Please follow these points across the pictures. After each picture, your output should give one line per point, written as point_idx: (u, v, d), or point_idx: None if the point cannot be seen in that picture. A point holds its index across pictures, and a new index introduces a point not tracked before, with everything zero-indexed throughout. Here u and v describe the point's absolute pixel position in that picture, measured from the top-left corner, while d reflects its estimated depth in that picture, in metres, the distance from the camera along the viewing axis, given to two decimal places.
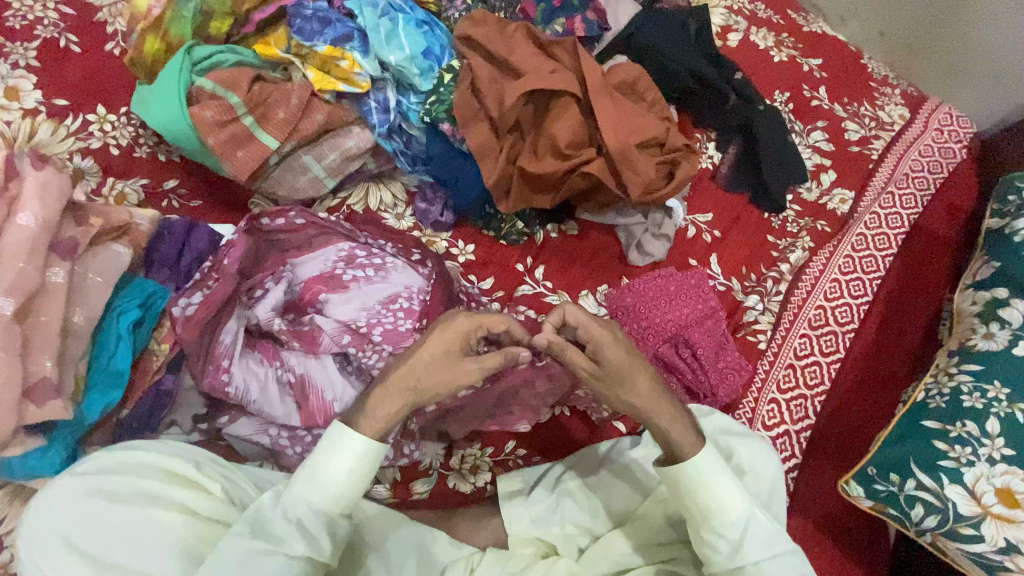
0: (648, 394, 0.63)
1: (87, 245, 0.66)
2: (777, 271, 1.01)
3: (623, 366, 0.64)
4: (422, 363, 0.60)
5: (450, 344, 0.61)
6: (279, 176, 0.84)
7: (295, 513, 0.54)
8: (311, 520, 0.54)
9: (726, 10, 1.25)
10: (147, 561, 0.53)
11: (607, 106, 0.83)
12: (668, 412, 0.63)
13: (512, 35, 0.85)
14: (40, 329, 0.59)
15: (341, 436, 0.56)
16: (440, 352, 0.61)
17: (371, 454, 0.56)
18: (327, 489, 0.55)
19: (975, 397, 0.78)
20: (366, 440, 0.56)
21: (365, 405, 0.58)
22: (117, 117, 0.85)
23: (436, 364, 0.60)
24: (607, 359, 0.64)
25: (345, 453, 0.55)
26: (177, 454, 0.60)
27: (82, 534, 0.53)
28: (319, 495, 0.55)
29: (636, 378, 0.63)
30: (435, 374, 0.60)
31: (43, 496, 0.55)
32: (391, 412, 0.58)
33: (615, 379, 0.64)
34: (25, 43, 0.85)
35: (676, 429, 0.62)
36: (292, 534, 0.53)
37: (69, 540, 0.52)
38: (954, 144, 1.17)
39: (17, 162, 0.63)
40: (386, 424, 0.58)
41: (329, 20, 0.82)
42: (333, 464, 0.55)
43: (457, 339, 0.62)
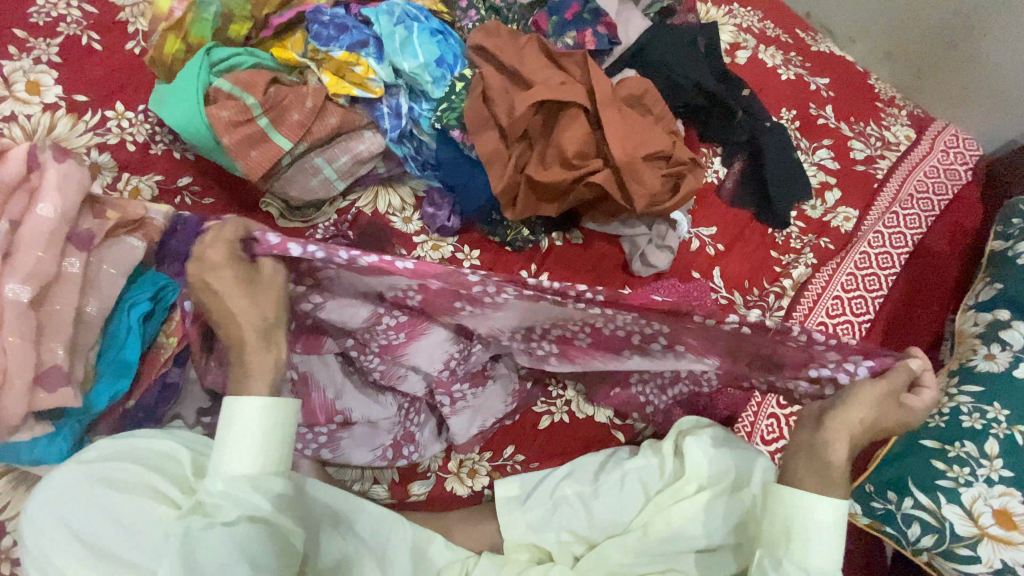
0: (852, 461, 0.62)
1: (102, 237, 0.67)
2: (779, 285, 1.02)
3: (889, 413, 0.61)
4: (246, 319, 0.61)
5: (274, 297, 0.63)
6: (290, 177, 0.84)
7: (217, 487, 0.53)
8: (237, 488, 0.53)
9: (736, 28, 1.27)
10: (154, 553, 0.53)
11: (615, 119, 0.84)
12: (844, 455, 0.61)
13: (524, 47, 0.87)
14: (53, 317, 0.60)
15: (231, 405, 0.55)
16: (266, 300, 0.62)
17: (267, 410, 0.55)
18: (239, 454, 0.54)
19: (974, 418, 0.79)
20: (261, 400, 0.55)
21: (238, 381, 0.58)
22: (135, 115, 0.87)
23: (246, 313, 0.62)
24: (886, 399, 0.61)
25: (236, 418, 0.54)
26: (181, 446, 0.61)
27: (89, 527, 0.53)
28: (237, 460, 0.54)
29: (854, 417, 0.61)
30: (236, 326, 0.61)
31: (48, 486, 0.55)
32: (261, 363, 0.60)
33: (883, 413, 0.61)
34: (48, 39, 0.88)
35: (843, 466, 0.60)
36: (222, 503, 0.53)
37: (75, 533, 0.52)
38: (959, 165, 1.18)
39: (39, 154, 0.65)
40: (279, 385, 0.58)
41: (346, 27, 0.84)
42: (233, 428, 0.54)
43: (266, 285, 0.63)
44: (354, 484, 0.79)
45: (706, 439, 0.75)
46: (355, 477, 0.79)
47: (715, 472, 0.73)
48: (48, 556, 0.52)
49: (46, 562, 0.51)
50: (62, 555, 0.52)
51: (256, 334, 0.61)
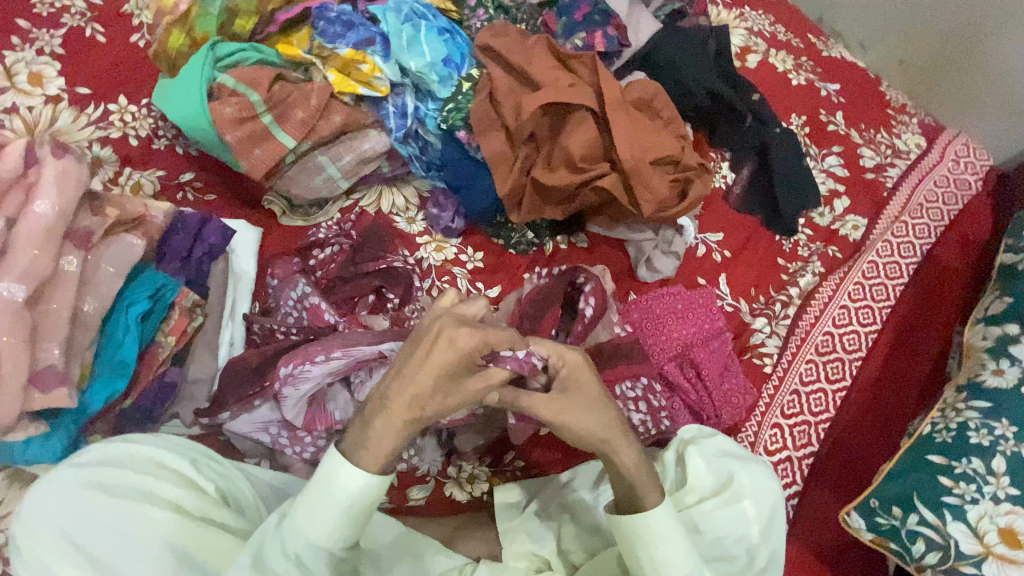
0: (635, 463, 0.61)
1: (101, 235, 0.66)
2: (786, 294, 1.01)
3: (589, 390, 0.61)
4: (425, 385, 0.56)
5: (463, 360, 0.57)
6: (293, 175, 0.84)
7: (291, 549, 0.54)
8: (308, 556, 0.55)
9: (747, 31, 1.25)
10: (152, 559, 0.52)
11: (624, 122, 0.83)
12: (627, 450, 0.61)
13: (532, 47, 0.85)
14: (50, 316, 0.59)
15: (338, 471, 0.54)
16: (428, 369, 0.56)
17: (371, 487, 0.55)
18: (321, 526, 0.54)
19: (981, 434, 0.78)
20: (367, 475, 0.54)
21: (364, 439, 0.55)
22: (138, 109, 0.86)
23: (434, 389, 0.56)
24: (570, 384, 0.61)
25: (342, 489, 0.54)
26: (174, 449, 0.60)
27: (85, 535, 0.52)
28: (317, 532, 0.54)
29: (543, 414, 0.59)
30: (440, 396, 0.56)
31: (40, 497, 0.54)
32: (382, 435, 0.55)
33: (581, 409, 0.60)
34: (51, 30, 0.87)
35: (635, 472, 0.61)
36: (290, 570, 0.54)
37: (71, 542, 0.51)
38: (969, 175, 1.17)
39: (38, 150, 0.63)
40: (384, 457, 0.55)
41: (353, 24, 0.83)
42: (331, 499, 0.54)
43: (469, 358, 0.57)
44: None
45: (710, 449, 0.74)
46: None
47: (718, 483, 0.72)
48: (47, 567, 0.51)
49: (43, 572, 0.50)
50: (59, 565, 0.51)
51: (407, 417, 0.55)
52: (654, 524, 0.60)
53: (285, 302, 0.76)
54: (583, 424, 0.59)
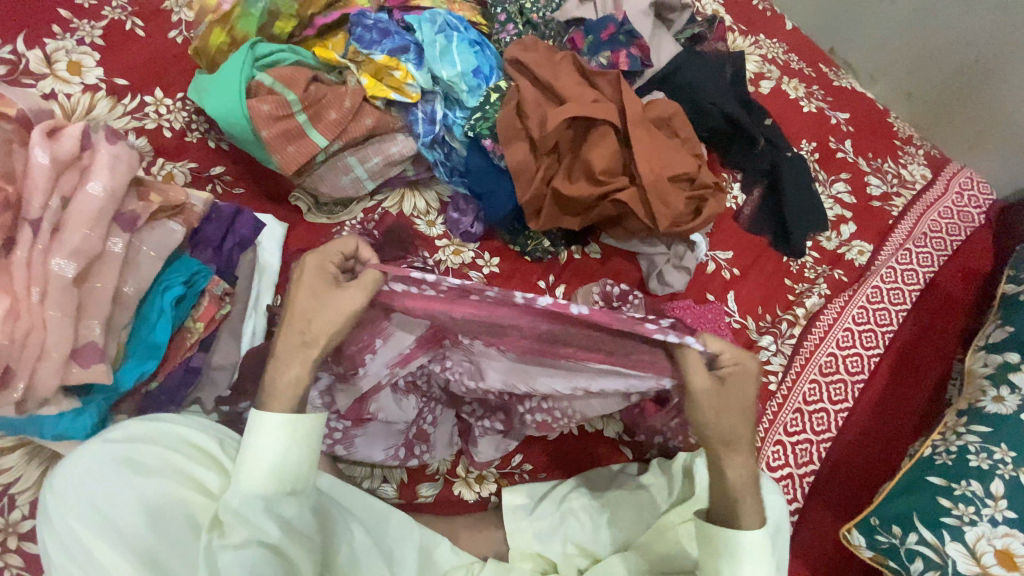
0: (745, 475, 0.63)
1: (146, 219, 0.68)
2: (792, 314, 1.03)
3: (742, 397, 0.63)
4: (298, 313, 0.59)
5: (314, 285, 0.60)
6: (322, 173, 0.86)
7: (232, 506, 0.54)
8: (247, 509, 0.54)
9: (761, 58, 1.29)
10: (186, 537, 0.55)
11: (645, 139, 0.86)
12: (743, 462, 0.64)
13: (559, 63, 0.89)
14: (94, 295, 0.61)
15: (254, 421, 0.55)
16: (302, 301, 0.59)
17: (286, 428, 0.55)
18: (256, 472, 0.54)
19: (981, 457, 0.80)
20: (279, 415, 0.55)
21: (270, 382, 0.57)
22: (173, 102, 0.89)
23: (310, 313, 0.59)
24: (731, 394, 0.63)
25: (256, 431, 0.55)
26: (203, 430, 0.62)
27: (122, 515, 0.53)
28: (248, 480, 0.54)
29: (697, 386, 0.62)
30: (314, 322, 0.59)
31: (70, 478, 0.53)
32: (284, 369, 0.58)
33: (735, 415, 0.62)
34: (93, 22, 0.90)
35: (740, 485, 0.63)
36: (234, 526, 0.54)
37: (110, 522, 0.52)
38: (973, 208, 1.20)
39: (93, 134, 0.65)
40: (291, 396, 0.57)
41: (388, 32, 0.86)
42: (251, 447, 0.55)
43: (323, 272, 0.60)
44: (363, 482, 0.79)
45: None
46: (364, 475, 0.79)
47: None
48: (85, 547, 0.51)
49: (82, 552, 0.50)
50: (99, 544, 0.51)
51: (295, 344, 0.58)
52: (744, 551, 0.61)
53: None
54: (721, 421, 0.62)
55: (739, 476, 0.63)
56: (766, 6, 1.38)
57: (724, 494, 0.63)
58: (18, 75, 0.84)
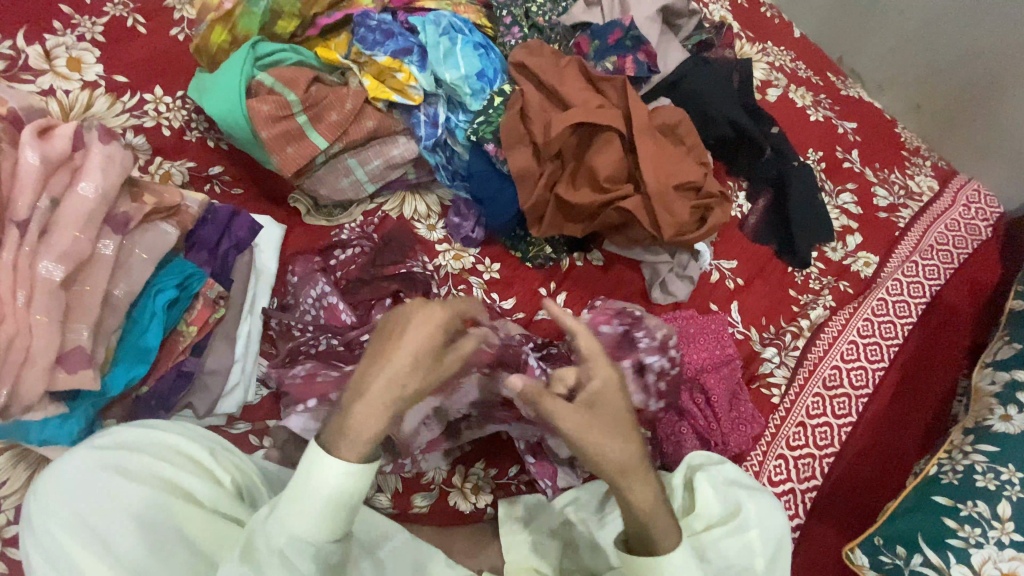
0: (651, 503, 0.60)
1: (139, 221, 0.67)
2: (796, 325, 1.01)
3: (613, 409, 0.60)
4: (402, 369, 0.52)
5: (432, 338, 0.53)
6: (322, 175, 0.85)
7: (273, 545, 0.51)
8: (291, 550, 0.51)
9: (768, 66, 1.28)
10: (173, 552, 0.52)
11: (650, 146, 0.84)
12: (643, 484, 0.59)
13: (565, 68, 0.87)
14: (83, 297, 0.60)
15: (317, 464, 0.50)
16: (425, 360, 0.53)
17: (353, 479, 0.51)
18: (307, 518, 0.51)
19: (988, 478, 0.78)
20: (345, 465, 0.50)
21: (345, 427, 0.51)
22: (173, 100, 0.87)
23: (425, 371, 0.53)
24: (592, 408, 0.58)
25: (321, 478, 0.50)
26: (191, 438, 0.60)
27: (109, 527, 0.50)
28: (301, 524, 0.51)
29: (568, 428, 0.57)
30: (415, 376, 0.52)
31: (56, 487, 0.52)
32: (366, 420, 0.50)
33: (608, 433, 0.58)
34: (93, 17, 0.89)
35: (651, 514, 0.60)
36: (273, 566, 0.51)
37: (91, 530, 0.50)
38: (980, 221, 1.19)
39: (86, 134, 0.64)
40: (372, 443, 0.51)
41: (392, 33, 0.85)
42: (308, 493, 0.50)
43: (442, 328, 0.54)
44: None
45: (718, 477, 0.75)
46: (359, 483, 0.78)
47: (726, 512, 0.72)
48: (66, 557, 0.49)
49: (64, 561, 0.49)
50: (82, 554, 0.49)
51: (389, 409, 0.51)
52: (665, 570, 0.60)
53: (305, 298, 0.79)
54: (602, 448, 0.57)
55: (653, 502, 0.60)
56: (774, 14, 1.37)
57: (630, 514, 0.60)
58: (16, 70, 0.83)
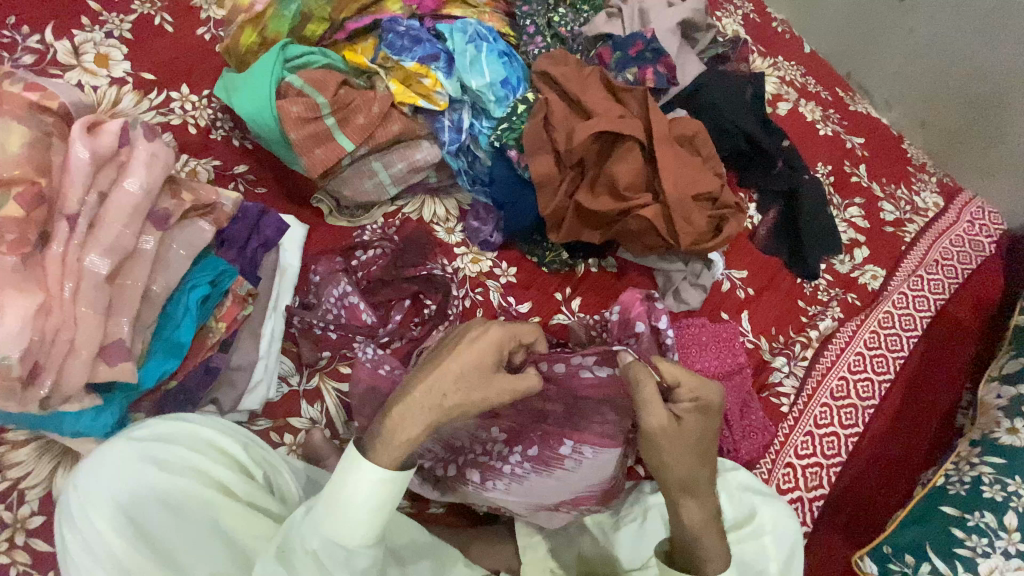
0: (701, 522, 0.62)
1: (177, 218, 0.68)
2: (805, 336, 1.03)
3: (694, 434, 0.63)
4: (447, 376, 0.57)
5: (483, 358, 0.59)
6: (347, 177, 0.86)
7: (307, 546, 0.51)
8: (325, 552, 0.51)
9: (779, 80, 1.30)
10: (208, 543, 0.54)
11: (669, 156, 0.86)
12: (696, 504, 0.62)
13: (587, 77, 0.89)
14: (125, 290, 0.62)
15: (352, 463, 0.52)
16: (474, 369, 0.58)
17: (386, 481, 0.52)
18: (339, 519, 0.51)
19: (995, 489, 0.80)
20: (378, 468, 0.52)
21: (381, 430, 0.54)
22: (199, 99, 0.89)
23: (470, 383, 0.57)
24: (676, 429, 0.62)
25: (356, 476, 0.52)
26: (226, 432, 0.61)
27: (147, 517, 0.52)
28: (336, 525, 0.51)
29: (652, 421, 0.61)
30: (463, 389, 0.57)
31: (96, 478, 0.52)
32: (406, 426, 0.54)
33: (684, 450, 0.62)
34: (122, 15, 0.90)
35: (701, 525, 0.62)
36: (307, 568, 0.51)
37: (130, 522, 0.51)
38: (984, 237, 1.21)
39: (131, 131, 0.65)
40: (403, 448, 0.53)
41: (420, 39, 0.86)
42: (344, 492, 0.52)
43: (493, 349, 0.59)
44: None
45: (731, 482, 0.76)
46: None
47: (740, 517, 0.74)
48: (106, 549, 0.49)
49: (104, 553, 0.49)
50: (122, 545, 0.50)
51: (431, 416, 0.56)
52: None
53: (327, 297, 0.79)
54: (673, 459, 0.62)
55: (708, 520, 0.62)
56: (785, 30, 1.40)
57: (678, 530, 0.62)
58: (45, 65, 0.84)
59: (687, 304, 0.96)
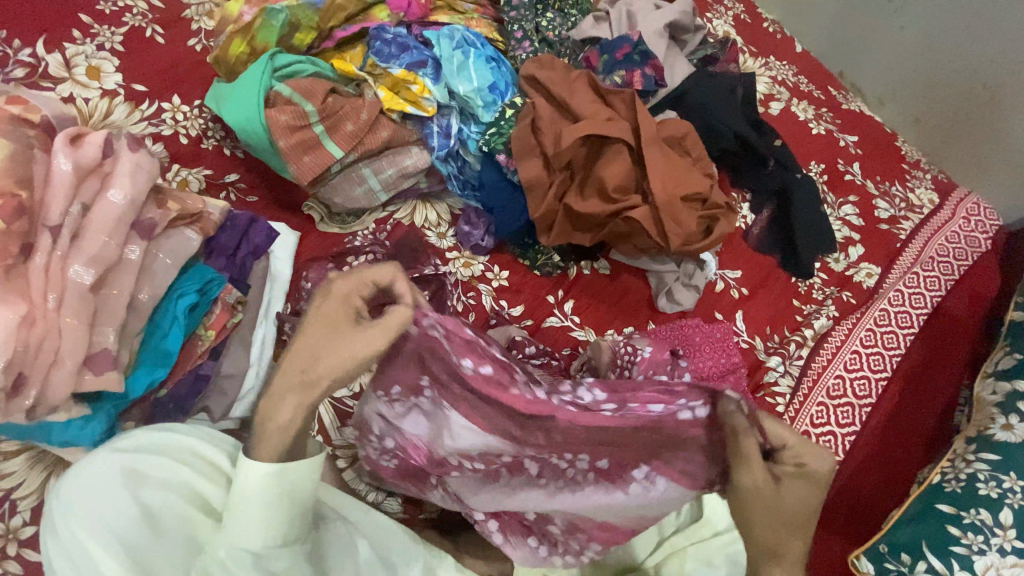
0: None
1: (163, 227, 0.68)
2: (800, 335, 1.03)
3: (800, 501, 0.56)
4: (295, 354, 0.53)
5: (334, 320, 0.52)
6: (337, 184, 0.86)
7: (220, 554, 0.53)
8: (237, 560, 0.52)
9: (770, 80, 1.30)
10: (179, 554, 0.53)
11: (658, 158, 0.86)
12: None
13: (575, 81, 0.89)
14: (110, 300, 0.62)
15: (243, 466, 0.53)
16: (319, 330, 0.52)
17: (282, 480, 0.53)
18: (241, 519, 0.53)
19: (990, 486, 0.79)
20: (262, 466, 0.53)
21: (263, 425, 0.53)
22: (190, 109, 0.89)
23: (319, 349, 0.52)
24: (776, 495, 0.56)
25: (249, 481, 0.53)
26: (210, 442, 0.62)
27: (128, 529, 0.51)
28: (242, 531, 0.53)
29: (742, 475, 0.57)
30: (327, 360, 0.52)
31: (79, 492, 0.52)
32: (284, 419, 0.53)
33: (779, 511, 0.56)
34: (114, 28, 0.91)
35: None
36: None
37: (108, 527, 0.50)
38: (980, 233, 1.20)
39: (115, 141, 0.66)
40: (281, 442, 0.53)
41: (407, 46, 0.88)
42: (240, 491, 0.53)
43: (344, 307, 0.53)
44: (367, 496, 0.78)
45: None
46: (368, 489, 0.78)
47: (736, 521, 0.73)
48: (86, 555, 0.49)
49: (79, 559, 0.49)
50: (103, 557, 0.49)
51: (299, 398, 0.52)
52: None
53: None
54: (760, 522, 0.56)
55: None
56: (776, 29, 1.40)
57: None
58: (37, 78, 0.84)
59: (680, 305, 0.96)
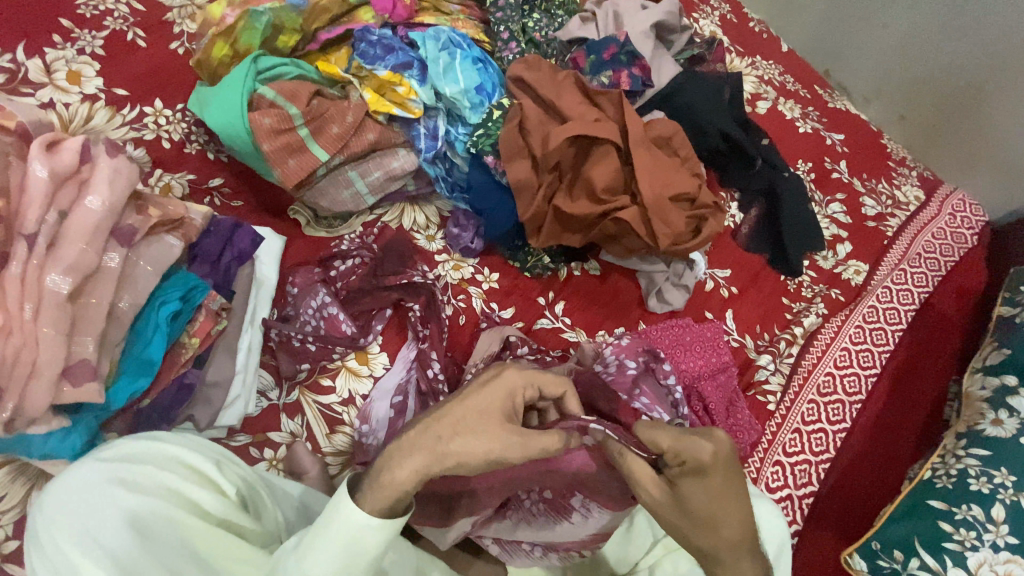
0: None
1: (143, 234, 0.67)
2: (790, 332, 1.03)
3: (719, 489, 0.54)
4: (446, 422, 0.52)
5: (490, 409, 0.54)
6: (322, 188, 0.85)
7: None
8: None
9: (757, 79, 1.31)
10: (180, 561, 0.52)
11: (645, 158, 0.86)
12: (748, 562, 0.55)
13: (562, 82, 0.89)
14: (89, 310, 0.61)
15: (342, 507, 0.50)
16: (474, 413, 0.53)
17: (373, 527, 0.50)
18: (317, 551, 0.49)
19: (981, 481, 0.80)
20: (366, 515, 0.49)
21: (379, 475, 0.50)
22: (173, 113, 0.88)
23: (468, 429, 0.52)
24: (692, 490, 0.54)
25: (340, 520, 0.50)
26: (197, 450, 0.61)
27: (118, 542, 0.49)
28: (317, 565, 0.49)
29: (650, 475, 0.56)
30: (466, 439, 0.51)
31: (65, 505, 0.51)
32: (399, 477, 0.50)
33: (709, 503, 0.54)
34: (94, 31, 0.89)
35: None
36: None
37: (97, 540, 0.49)
38: (967, 229, 1.21)
39: (93, 147, 0.65)
40: (390, 497, 0.50)
41: (392, 48, 0.87)
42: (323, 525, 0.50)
43: (501, 401, 0.55)
44: None
45: None
46: None
47: None
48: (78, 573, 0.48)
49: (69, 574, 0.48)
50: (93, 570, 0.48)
51: (423, 463, 0.50)
52: None
53: (305, 309, 0.79)
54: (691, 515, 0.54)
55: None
56: (762, 29, 1.41)
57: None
58: (15, 83, 0.83)
59: (671, 304, 0.96)
